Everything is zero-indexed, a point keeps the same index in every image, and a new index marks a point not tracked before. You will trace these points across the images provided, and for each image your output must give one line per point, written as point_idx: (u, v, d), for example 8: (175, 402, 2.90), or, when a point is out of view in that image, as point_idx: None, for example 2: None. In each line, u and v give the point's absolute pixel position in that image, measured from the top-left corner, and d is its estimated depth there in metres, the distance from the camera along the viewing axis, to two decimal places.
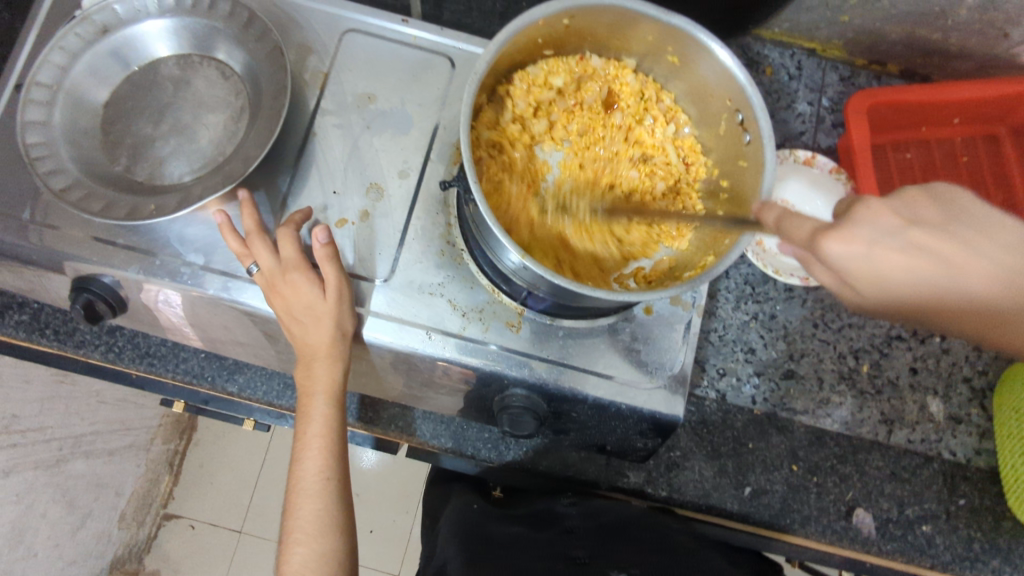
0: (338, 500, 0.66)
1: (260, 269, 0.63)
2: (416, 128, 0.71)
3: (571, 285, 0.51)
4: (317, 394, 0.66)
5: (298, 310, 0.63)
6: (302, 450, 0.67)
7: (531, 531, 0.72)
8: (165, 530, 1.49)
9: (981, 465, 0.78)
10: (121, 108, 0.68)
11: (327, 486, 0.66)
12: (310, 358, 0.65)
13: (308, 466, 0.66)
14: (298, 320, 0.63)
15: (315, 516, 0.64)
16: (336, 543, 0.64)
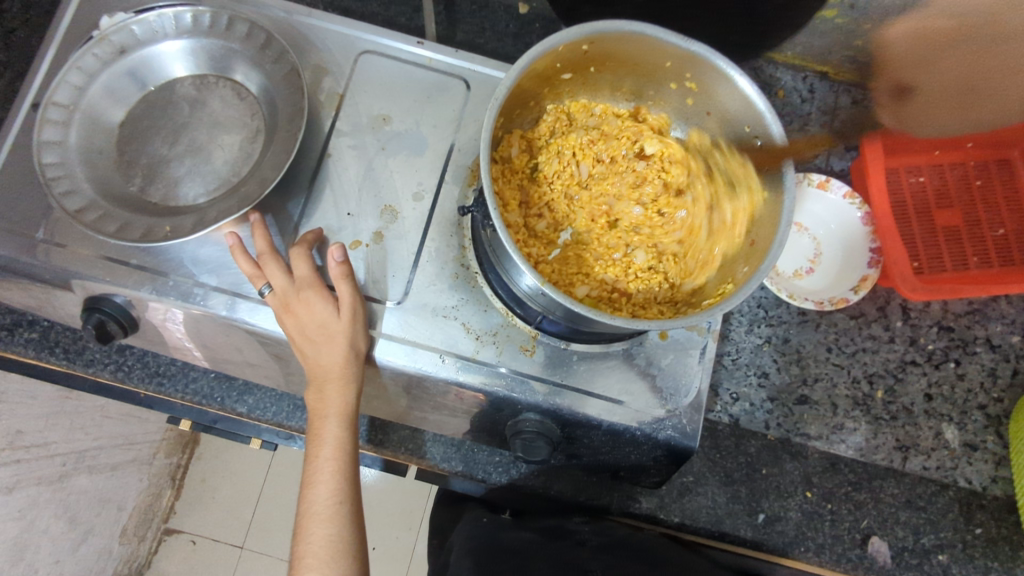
0: (351, 524, 0.65)
1: (272, 290, 0.63)
2: (431, 150, 0.70)
3: (590, 312, 0.51)
4: (329, 416, 0.66)
5: (312, 331, 0.63)
6: (314, 474, 0.66)
7: (542, 539, 0.71)
8: (165, 546, 1.36)
9: (997, 494, 0.77)
10: (136, 128, 0.68)
11: (339, 510, 0.65)
12: (322, 380, 0.64)
13: (321, 490, 0.65)
14: (311, 341, 0.63)
15: (327, 541, 0.63)
16: (349, 569, 0.63)
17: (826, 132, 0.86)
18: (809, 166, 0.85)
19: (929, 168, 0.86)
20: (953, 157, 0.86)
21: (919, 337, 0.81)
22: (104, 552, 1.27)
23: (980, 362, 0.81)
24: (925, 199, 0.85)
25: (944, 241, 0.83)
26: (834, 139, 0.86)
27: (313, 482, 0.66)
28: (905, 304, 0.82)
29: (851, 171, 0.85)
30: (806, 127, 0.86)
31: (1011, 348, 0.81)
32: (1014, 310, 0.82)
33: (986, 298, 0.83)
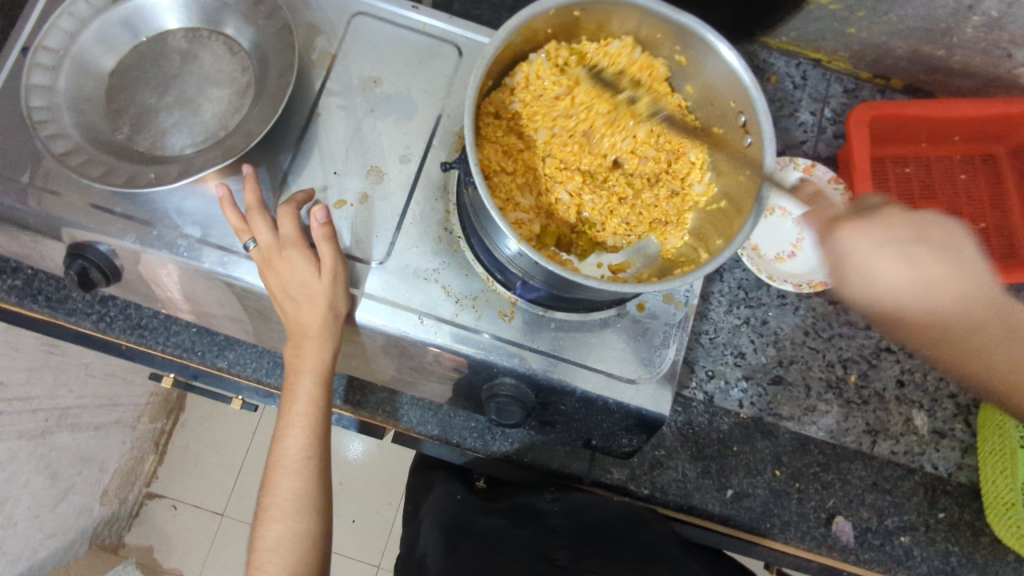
0: (318, 481, 0.66)
1: (257, 245, 0.63)
2: (419, 114, 0.71)
3: (563, 272, 0.52)
4: (304, 372, 0.66)
5: (292, 289, 0.63)
6: (286, 427, 0.67)
7: (512, 525, 0.75)
8: (148, 507, 1.56)
9: (962, 481, 0.78)
10: (126, 78, 0.68)
11: (306, 465, 0.66)
12: (300, 336, 0.65)
13: (290, 444, 0.66)
14: (291, 299, 0.63)
15: (293, 494, 0.64)
16: (311, 523, 0.64)
17: (816, 118, 0.87)
18: (797, 151, 0.86)
19: (915, 161, 0.87)
20: (940, 150, 0.86)
21: None
22: (84, 509, 1.37)
23: None
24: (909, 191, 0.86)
25: None
26: (823, 126, 0.87)
27: (282, 433, 0.67)
28: None
29: (837, 158, 0.85)
30: (797, 113, 0.87)
31: None
32: None
33: None
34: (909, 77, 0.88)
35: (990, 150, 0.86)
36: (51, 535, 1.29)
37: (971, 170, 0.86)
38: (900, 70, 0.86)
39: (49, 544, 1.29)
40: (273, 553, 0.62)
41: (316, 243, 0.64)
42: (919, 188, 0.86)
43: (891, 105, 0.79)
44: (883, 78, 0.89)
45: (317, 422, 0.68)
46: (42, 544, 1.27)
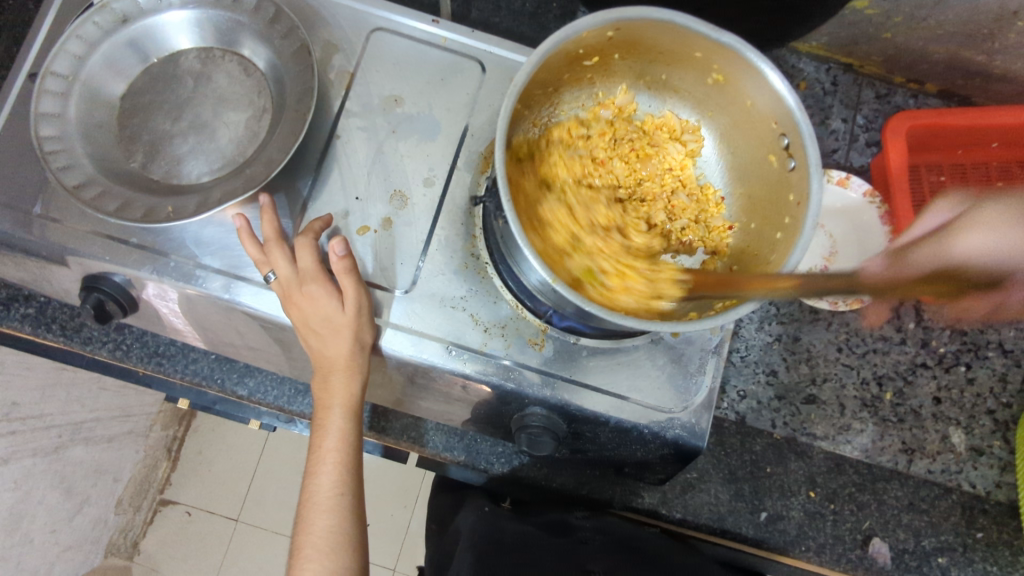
0: (352, 518, 0.64)
1: (278, 278, 0.61)
2: (442, 134, 0.68)
3: (602, 311, 0.49)
4: (333, 407, 0.65)
5: (316, 324, 0.61)
6: (317, 463, 0.65)
7: (543, 535, 0.71)
8: (161, 515, 1.55)
9: (1001, 499, 0.77)
10: (138, 102, 0.66)
11: (339, 501, 0.64)
12: (327, 370, 0.63)
13: (323, 481, 0.65)
14: (315, 333, 0.62)
15: (327, 533, 0.63)
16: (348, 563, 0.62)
17: (848, 126, 0.84)
18: (829, 161, 0.83)
19: (950, 169, 0.84)
20: (975, 158, 0.84)
21: (931, 339, 0.80)
22: (99, 521, 1.37)
23: (991, 366, 0.79)
24: None
25: None
26: (855, 133, 0.84)
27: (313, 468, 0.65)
28: (919, 306, 0.80)
29: (871, 168, 0.82)
30: (828, 121, 0.84)
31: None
32: None
33: None
34: (944, 82, 0.84)
35: None
36: (68, 548, 1.29)
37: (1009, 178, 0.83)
38: (936, 75, 0.83)
39: (66, 557, 1.29)
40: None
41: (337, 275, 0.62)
42: None
43: (927, 114, 0.77)
44: (916, 83, 0.86)
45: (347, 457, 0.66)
46: (59, 557, 1.27)
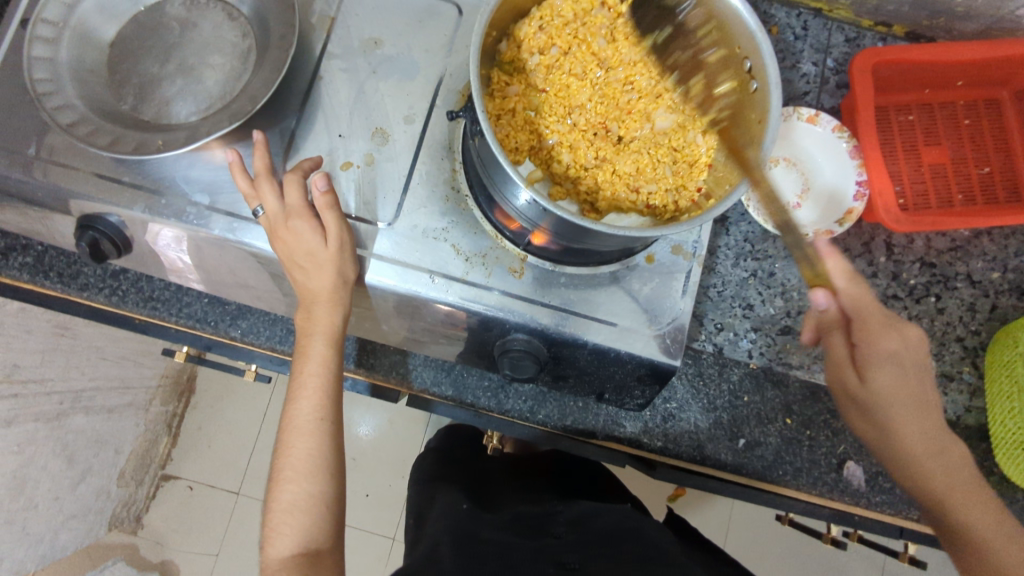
0: (331, 442, 0.67)
1: (266, 211, 0.63)
2: (422, 74, 0.71)
3: (572, 217, 0.52)
4: (316, 334, 0.67)
5: (299, 258, 0.63)
6: (299, 388, 0.67)
7: (519, 539, 0.77)
8: (164, 490, 1.57)
9: (970, 423, 0.80)
10: (127, 48, 0.68)
11: (320, 425, 0.67)
12: (311, 301, 0.66)
13: (303, 406, 0.67)
14: (299, 267, 0.64)
15: (308, 455, 0.65)
16: (323, 487, 0.65)
17: (818, 69, 0.86)
18: (800, 103, 0.86)
19: (918, 108, 0.88)
20: (943, 96, 0.88)
21: (902, 272, 0.82)
22: (103, 492, 1.40)
23: (959, 297, 0.82)
24: (912, 136, 0.88)
25: (930, 177, 0.87)
26: (825, 76, 0.86)
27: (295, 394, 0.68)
28: (890, 240, 0.83)
29: (841, 108, 0.85)
30: (799, 65, 0.86)
31: (990, 283, 0.83)
32: (996, 247, 0.84)
33: (968, 235, 0.84)
34: (910, 24, 0.87)
35: (993, 95, 0.88)
36: (71, 517, 1.34)
37: (974, 114, 0.88)
38: (903, 16, 0.85)
39: (70, 525, 1.33)
40: (287, 513, 0.63)
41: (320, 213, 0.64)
42: (922, 134, 0.88)
43: (891, 51, 0.78)
44: (884, 26, 0.88)
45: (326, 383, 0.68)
46: (64, 526, 1.31)
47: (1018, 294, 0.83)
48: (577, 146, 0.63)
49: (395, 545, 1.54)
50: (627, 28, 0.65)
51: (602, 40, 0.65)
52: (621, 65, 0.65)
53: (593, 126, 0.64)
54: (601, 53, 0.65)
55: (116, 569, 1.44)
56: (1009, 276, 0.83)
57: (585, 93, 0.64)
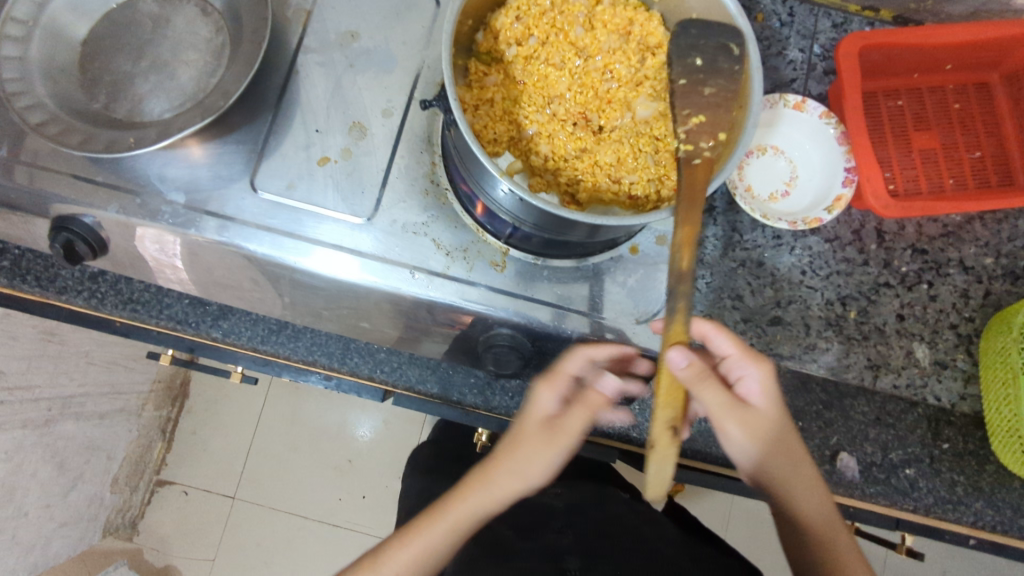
0: (405, 549, 0.61)
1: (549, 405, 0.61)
2: (399, 67, 0.69)
3: (550, 208, 0.51)
4: (553, 406, 0.61)
5: (519, 459, 0.59)
6: (490, 475, 0.61)
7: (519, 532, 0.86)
8: (159, 495, 1.55)
9: (965, 411, 0.79)
10: (99, 46, 0.67)
11: (456, 524, 0.61)
12: (530, 430, 0.60)
13: (481, 495, 0.61)
14: (514, 471, 0.59)
15: (416, 555, 0.61)
16: (440, 541, 0.61)
17: (805, 55, 0.85)
18: (787, 90, 0.85)
19: (907, 92, 0.87)
20: (932, 81, 0.87)
21: (893, 259, 0.81)
22: (96, 498, 1.39)
23: (952, 283, 0.81)
24: (902, 123, 0.86)
25: (921, 163, 0.86)
26: (813, 63, 0.85)
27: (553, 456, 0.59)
28: (880, 227, 0.81)
29: (828, 94, 0.84)
30: (785, 51, 0.85)
31: (983, 269, 0.82)
32: (988, 232, 0.82)
33: (960, 220, 0.82)
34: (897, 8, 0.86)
35: (982, 78, 0.87)
36: (64, 525, 1.32)
37: (964, 99, 0.87)
38: None
39: (62, 533, 1.32)
40: None
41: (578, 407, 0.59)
42: (911, 119, 0.87)
43: (878, 35, 0.77)
44: (871, 11, 0.87)
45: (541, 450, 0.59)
46: (56, 534, 1.30)
47: (1011, 279, 0.82)
48: (557, 136, 0.62)
49: None
50: (606, 15, 0.63)
51: (580, 27, 0.63)
52: (600, 52, 0.63)
53: (573, 116, 0.62)
54: (580, 40, 0.63)
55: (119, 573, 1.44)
56: (1002, 261, 0.82)
57: (564, 83, 0.62)
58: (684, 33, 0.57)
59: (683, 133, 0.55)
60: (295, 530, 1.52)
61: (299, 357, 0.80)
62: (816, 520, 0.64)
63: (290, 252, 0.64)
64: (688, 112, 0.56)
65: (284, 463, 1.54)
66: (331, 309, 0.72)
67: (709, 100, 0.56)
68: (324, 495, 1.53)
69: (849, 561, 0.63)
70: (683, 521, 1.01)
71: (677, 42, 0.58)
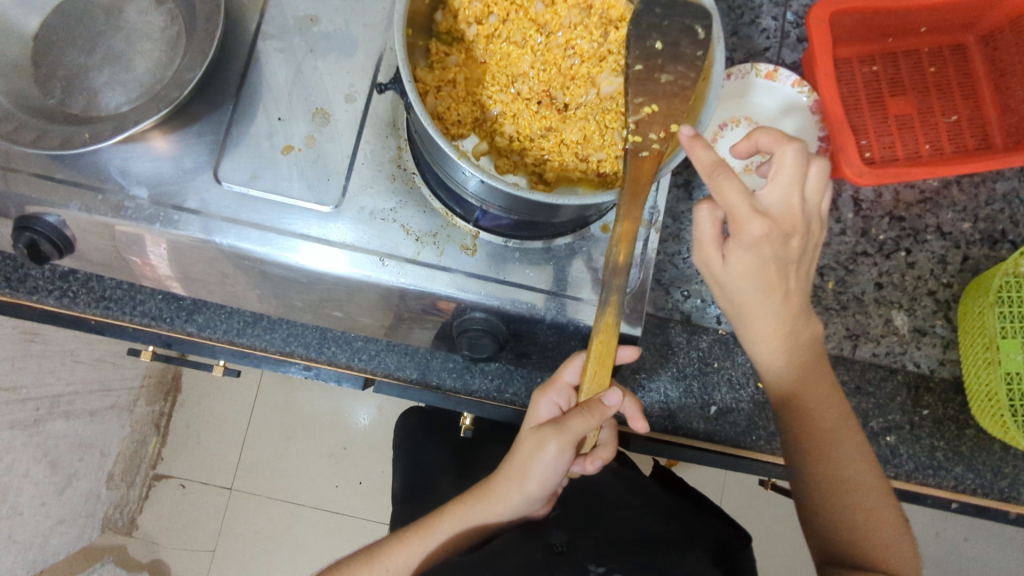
0: (400, 541, 0.65)
1: (550, 394, 0.66)
2: (361, 50, 0.68)
3: (510, 189, 0.50)
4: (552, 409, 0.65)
5: (524, 456, 0.62)
6: (498, 484, 0.64)
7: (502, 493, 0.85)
8: (155, 490, 1.53)
9: (944, 376, 0.79)
10: (51, 40, 0.66)
11: (459, 524, 0.65)
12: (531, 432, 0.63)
13: (489, 503, 0.64)
14: (518, 471, 0.62)
15: (420, 551, 0.64)
16: (438, 543, 0.64)
17: (778, 23, 0.83)
18: (760, 60, 0.83)
19: (882, 57, 0.86)
20: (907, 45, 0.86)
21: (871, 228, 0.80)
22: (92, 495, 1.42)
23: (930, 250, 0.81)
24: (878, 88, 0.86)
25: (897, 129, 0.85)
26: (786, 31, 0.83)
27: (548, 459, 0.60)
28: (857, 196, 0.81)
29: (802, 63, 0.83)
30: (758, 20, 0.83)
31: (961, 234, 0.81)
32: (966, 196, 0.82)
33: (938, 185, 0.82)
34: None
35: (958, 40, 0.86)
36: (60, 521, 1.35)
37: (940, 62, 0.86)
38: None
39: (60, 530, 1.36)
40: None
41: (562, 398, 0.66)
42: (887, 84, 0.86)
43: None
44: None
45: (533, 455, 0.61)
46: (51, 531, 1.31)
47: (990, 244, 0.81)
48: (519, 116, 0.61)
49: None
50: None
51: (539, 3, 0.62)
52: (561, 28, 0.62)
53: (536, 95, 0.61)
54: (540, 18, 0.62)
55: (104, 572, 1.44)
56: (980, 225, 0.81)
57: (525, 62, 0.61)
58: (646, 11, 0.54)
59: (632, 123, 0.53)
60: (292, 518, 1.53)
61: (276, 348, 0.80)
62: (822, 421, 0.67)
63: (273, 247, 0.64)
64: (642, 101, 0.53)
65: (278, 452, 1.54)
66: (304, 300, 0.71)
67: (666, 89, 0.53)
68: (319, 483, 1.54)
69: (846, 459, 0.67)
70: (671, 482, 1.01)
71: (638, 20, 0.54)
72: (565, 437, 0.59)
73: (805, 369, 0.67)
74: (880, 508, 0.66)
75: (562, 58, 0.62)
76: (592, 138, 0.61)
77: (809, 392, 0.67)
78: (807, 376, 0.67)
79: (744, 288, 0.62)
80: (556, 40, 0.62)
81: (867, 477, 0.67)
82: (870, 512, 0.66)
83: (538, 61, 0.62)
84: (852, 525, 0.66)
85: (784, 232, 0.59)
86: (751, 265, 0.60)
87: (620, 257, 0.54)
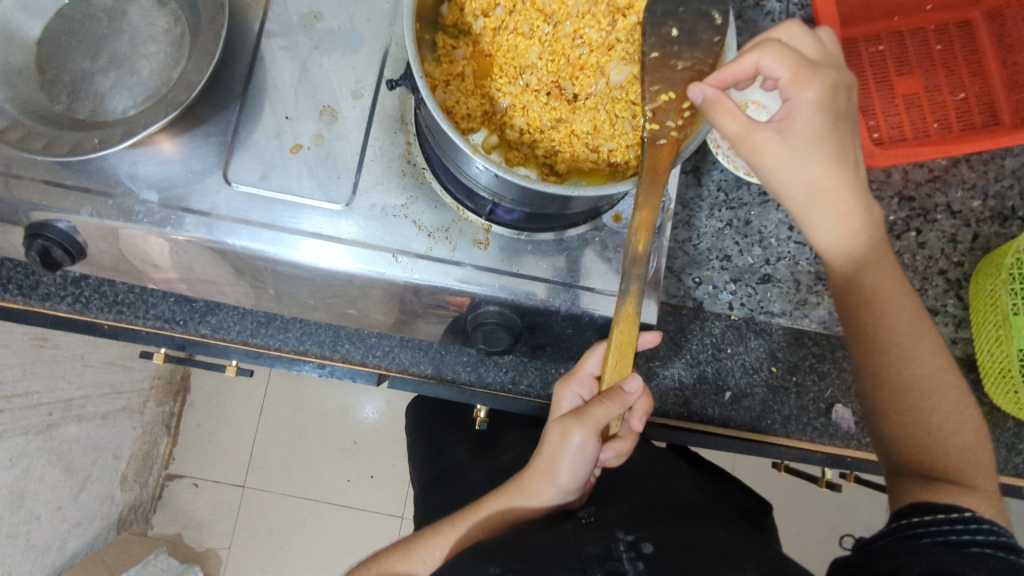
0: (445, 534, 0.67)
1: (573, 383, 0.67)
2: (366, 45, 0.68)
3: (526, 182, 0.50)
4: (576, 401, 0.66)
5: (550, 447, 0.62)
6: (532, 476, 0.65)
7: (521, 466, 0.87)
8: (169, 489, 1.55)
9: (957, 354, 0.80)
10: (55, 44, 0.65)
11: (499, 515, 0.66)
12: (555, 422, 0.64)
13: (525, 494, 0.65)
14: (547, 462, 0.63)
15: (462, 540, 0.66)
16: (477, 533, 0.66)
17: (782, 5, 0.83)
18: None
19: (889, 36, 0.86)
20: (913, 22, 0.86)
21: (880, 209, 0.80)
22: (107, 497, 1.40)
23: (940, 229, 0.81)
24: (884, 68, 0.85)
25: (905, 109, 0.85)
26: (791, 12, 0.83)
27: (572, 448, 0.60)
28: (867, 177, 0.81)
29: None
30: (762, 2, 0.83)
31: (971, 213, 0.81)
32: (975, 174, 0.82)
33: (947, 164, 0.81)
34: None
35: (965, 16, 0.86)
36: (77, 524, 1.33)
37: (946, 39, 0.86)
38: None
39: (77, 533, 1.34)
40: None
41: (584, 386, 0.67)
42: (893, 63, 0.85)
43: None
44: None
45: (559, 447, 0.61)
46: (70, 533, 1.32)
47: (999, 221, 0.81)
48: (529, 108, 0.60)
49: (405, 523, 1.55)
50: None
51: None
52: (568, 15, 0.61)
53: (546, 86, 0.61)
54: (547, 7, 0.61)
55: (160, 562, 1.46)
56: (989, 203, 0.81)
57: (533, 52, 0.61)
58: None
59: (649, 111, 0.53)
60: (307, 513, 1.54)
61: (290, 347, 0.80)
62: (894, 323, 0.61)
63: (277, 245, 0.64)
64: (658, 88, 0.54)
65: (290, 449, 1.55)
66: (317, 298, 0.71)
67: (683, 77, 0.54)
68: (331, 478, 1.55)
69: (923, 362, 0.60)
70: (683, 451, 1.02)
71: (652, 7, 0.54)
72: (586, 425, 0.59)
73: (870, 246, 0.60)
74: (960, 410, 0.60)
75: (569, 47, 0.61)
76: (604, 128, 0.61)
77: (872, 277, 0.61)
78: (882, 277, 0.61)
79: (822, 165, 0.57)
80: (564, 29, 0.61)
81: (940, 376, 0.60)
82: (949, 414, 0.59)
83: (546, 51, 0.61)
84: (929, 432, 0.59)
85: (828, 73, 0.56)
86: (822, 111, 0.55)
87: (639, 244, 0.54)
